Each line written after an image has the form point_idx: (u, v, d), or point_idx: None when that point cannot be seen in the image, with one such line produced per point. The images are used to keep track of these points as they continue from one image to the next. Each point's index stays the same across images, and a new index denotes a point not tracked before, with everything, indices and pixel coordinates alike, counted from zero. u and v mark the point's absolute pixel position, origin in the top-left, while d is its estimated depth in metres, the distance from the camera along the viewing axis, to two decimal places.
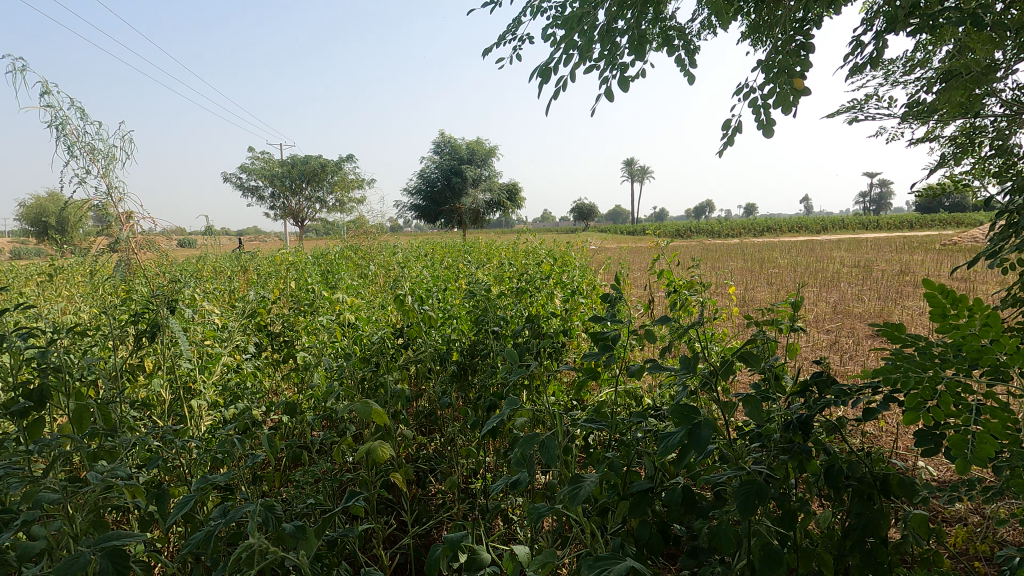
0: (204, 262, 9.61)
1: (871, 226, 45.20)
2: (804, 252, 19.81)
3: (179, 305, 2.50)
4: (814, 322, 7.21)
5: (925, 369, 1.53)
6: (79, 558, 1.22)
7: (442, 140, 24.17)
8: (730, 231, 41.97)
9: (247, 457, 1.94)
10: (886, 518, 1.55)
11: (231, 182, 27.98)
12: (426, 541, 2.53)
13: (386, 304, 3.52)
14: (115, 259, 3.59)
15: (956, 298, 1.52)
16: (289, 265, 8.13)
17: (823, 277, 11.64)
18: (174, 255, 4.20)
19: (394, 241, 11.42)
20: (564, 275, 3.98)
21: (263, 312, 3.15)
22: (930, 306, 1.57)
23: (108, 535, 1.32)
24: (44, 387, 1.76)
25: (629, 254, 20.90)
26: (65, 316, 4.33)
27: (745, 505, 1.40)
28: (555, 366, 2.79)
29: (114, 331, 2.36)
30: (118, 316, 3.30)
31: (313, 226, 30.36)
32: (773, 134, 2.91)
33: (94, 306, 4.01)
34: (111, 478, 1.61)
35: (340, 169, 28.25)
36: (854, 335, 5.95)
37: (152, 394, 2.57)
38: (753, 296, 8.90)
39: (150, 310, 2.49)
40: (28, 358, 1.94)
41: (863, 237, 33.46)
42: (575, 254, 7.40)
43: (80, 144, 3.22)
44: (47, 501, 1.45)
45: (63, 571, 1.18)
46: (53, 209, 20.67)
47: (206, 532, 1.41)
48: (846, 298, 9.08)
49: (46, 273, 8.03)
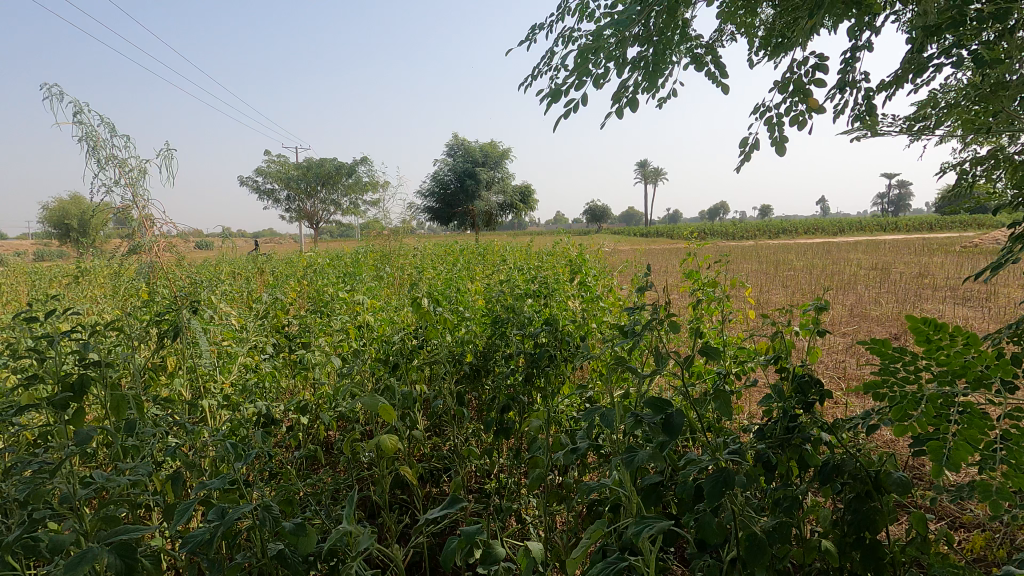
0: (223, 264, 9.72)
1: (888, 227, 44.41)
2: (819, 254, 19.54)
3: (201, 307, 2.55)
4: (832, 325, 7.10)
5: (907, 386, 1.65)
6: (88, 553, 1.25)
7: (456, 143, 24.30)
8: (744, 233, 41.58)
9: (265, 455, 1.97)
10: (885, 517, 1.55)
11: (248, 186, 28.33)
12: (442, 538, 2.55)
13: (402, 304, 3.54)
14: (137, 262, 3.65)
15: (938, 324, 1.54)
16: (307, 268, 8.22)
17: (840, 279, 11.48)
18: (193, 256, 4.25)
19: (408, 242, 11.46)
20: (584, 274, 3.94)
21: (281, 314, 3.19)
22: (914, 333, 1.59)
23: (119, 528, 1.36)
24: (83, 377, 1.80)
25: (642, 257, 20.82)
26: (91, 317, 4.41)
27: (712, 491, 1.45)
28: (569, 368, 2.78)
29: (135, 329, 2.40)
30: (142, 316, 3.38)
31: (327, 228, 30.64)
32: (786, 154, 2.87)
33: (116, 308, 4.08)
34: (133, 476, 1.63)
35: (355, 173, 28.50)
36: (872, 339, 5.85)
37: (173, 393, 2.62)
38: (771, 300, 8.79)
39: (173, 311, 2.54)
40: (56, 357, 2.00)
41: (882, 239, 32.95)
42: (590, 256, 7.38)
43: (101, 151, 3.23)
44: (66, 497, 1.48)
45: (72, 566, 1.21)
46: (74, 213, 21.18)
47: (206, 533, 1.41)
48: (864, 301, 8.94)
49: (70, 276, 8.17)
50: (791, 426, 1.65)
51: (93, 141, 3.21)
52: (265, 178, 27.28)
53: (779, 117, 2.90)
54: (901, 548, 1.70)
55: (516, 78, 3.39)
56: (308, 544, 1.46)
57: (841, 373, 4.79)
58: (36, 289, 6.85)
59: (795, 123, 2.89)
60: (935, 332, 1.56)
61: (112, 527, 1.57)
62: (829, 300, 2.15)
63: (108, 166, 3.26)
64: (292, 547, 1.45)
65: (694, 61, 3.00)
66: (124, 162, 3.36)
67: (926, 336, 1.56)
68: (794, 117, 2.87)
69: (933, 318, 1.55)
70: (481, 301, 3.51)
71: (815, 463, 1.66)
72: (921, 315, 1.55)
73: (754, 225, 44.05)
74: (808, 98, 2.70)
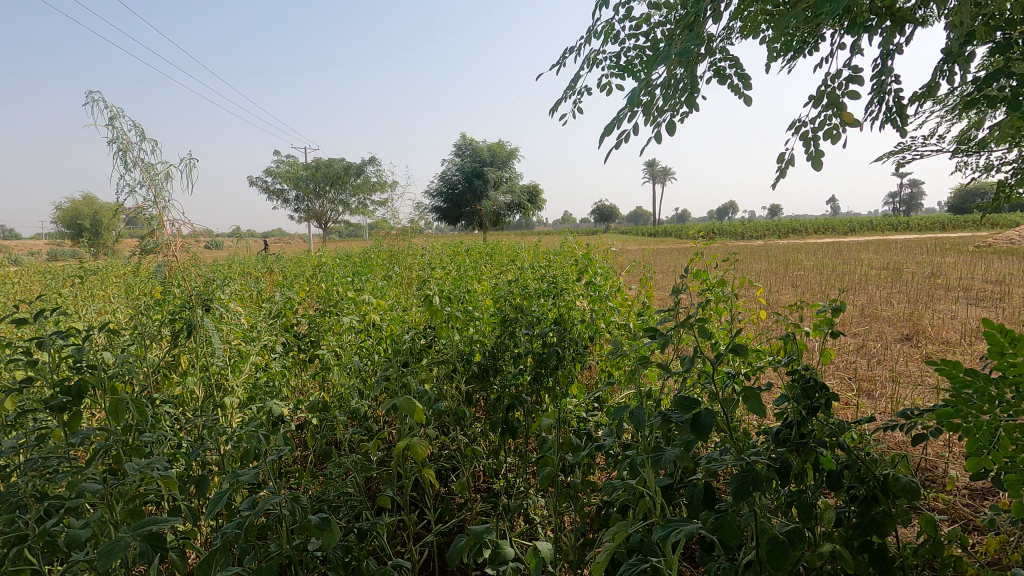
0: (233, 263, 9.80)
1: (900, 227, 43.96)
2: (829, 254, 19.39)
3: (212, 305, 2.56)
4: (842, 325, 7.04)
5: (982, 414, 1.51)
6: (117, 544, 1.25)
7: (464, 143, 24.34)
8: (753, 233, 41.32)
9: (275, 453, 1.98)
10: (895, 520, 1.54)
11: (258, 186, 28.52)
12: (450, 539, 2.55)
13: (411, 304, 3.55)
14: (150, 261, 3.68)
15: (1012, 336, 1.38)
16: (316, 267, 8.27)
17: (850, 279, 11.38)
18: (204, 255, 4.29)
19: (416, 242, 11.49)
20: (593, 274, 3.93)
21: (291, 313, 3.20)
22: (987, 343, 1.44)
23: (144, 520, 1.34)
24: (81, 382, 1.82)
25: (650, 257, 20.78)
26: (104, 316, 4.45)
27: (740, 491, 1.48)
28: (578, 369, 2.77)
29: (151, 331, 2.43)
30: (154, 315, 3.41)
31: (336, 228, 30.80)
32: (825, 168, 2.87)
33: (129, 306, 4.12)
34: (150, 470, 1.63)
35: (363, 173, 28.63)
36: (883, 339, 5.79)
37: (184, 391, 2.64)
38: (780, 299, 8.73)
39: (185, 310, 2.55)
40: (68, 355, 2.02)
41: (893, 239, 32.64)
42: (598, 256, 7.36)
43: (127, 153, 3.27)
44: (90, 491, 1.49)
45: (101, 558, 1.21)
46: (87, 213, 21.44)
47: (237, 522, 1.42)
48: (875, 301, 8.86)
49: (82, 276, 8.24)
50: (800, 428, 1.65)
51: (121, 144, 3.26)
52: (274, 178, 27.47)
53: (814, 132, 2.90)
54: (913, 551, 1.68)
55: (545, 107, 3.38)
56: (333, 539, 1.47)
57: (852, 373, 4.75)
58: (51, 288, 6.95)
59: (831, 137, 2.90)
60: (1009, 345, 1.40)
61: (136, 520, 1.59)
62: (842, 300, 2.13)
63: (134, 169, 3.30)
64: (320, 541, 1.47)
65: (717, 75, 3.02)
66: (150, 165, 3.41)
67: (998, 349, 1.41)
68: (828, 131, 2.87)
69: (1009, 329, 1.39)
70: (490, 301, 3.51)
71: (825, 466, 1.65)
72: (995, 324, 1.39)
73: (763, 224, 43.78)
74: (843, 111, 2.69)
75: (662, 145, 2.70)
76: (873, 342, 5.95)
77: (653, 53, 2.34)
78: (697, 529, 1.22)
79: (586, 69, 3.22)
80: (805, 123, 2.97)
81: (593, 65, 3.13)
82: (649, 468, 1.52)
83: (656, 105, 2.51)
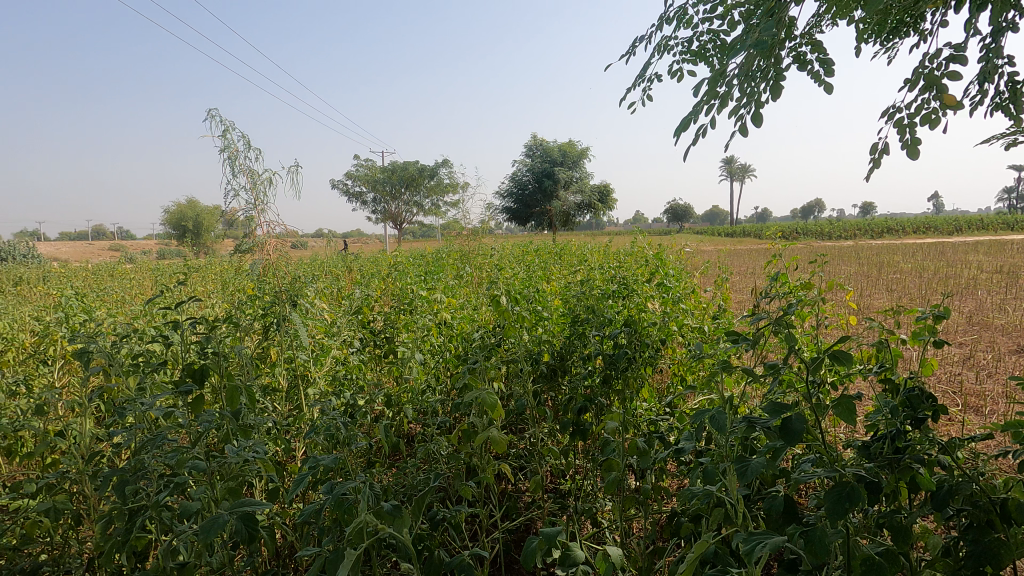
0: (317, 262, 10.39)
1: (1017, 226, 39.51)
2: (930, 256, 17.83)
3: (298, 301, 2.73)
4: (945, 333, 6.44)
5: None
6: (217, 520, 1.35)
7: (534, 143, 24.42)
8: (842, 233, 38.62)
9: (353, 444, 2.07)
10: (1007, 551, 1.39)
11: (340, 189, 29.98)
12: (516, 537, 2.57)
13: (482, 302, 3.60)
14: (243, 259, 3.96)
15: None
16: (392, 267, 8.59)
17: (955, 284, 10.39)
18: (291, 254, 4.56)
19: (487, 242, 11.68)
20: (665, 275, 3.82)
21: (368, 310, 3.34)
22: None
23: (242, 499, 1.46)
24: (205, 369, 1.94)
25: (727, 258, 19.94)
26: (202, 310, 4.84)
27: (836, 507, 1.36)
28: (649, 372, 2.71)
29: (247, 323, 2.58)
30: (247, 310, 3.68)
31: (411, 229, 31.86)
32: (925, 157, 2.66)
33: (226, 301, 4.46)
34: (247, 455, 1.74)
35: (437, 175, 29.42)
36: (993, 350, 5.23)
37: (272, 381, 2.82)
38: (873, 304, 8.11)
39: (274, 305, 2.73)
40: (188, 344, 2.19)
41: (1009, 239, 29.41)
42: (671, 256, 7.15)
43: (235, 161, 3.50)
44: (196, 469, 1.60)
45: (204, 532, 1.32)
46: (191, 216, 23.48)
47: (319, 505, 1.50)
48: (985, 308, 8.04)
49: (184, 274, 8.98)
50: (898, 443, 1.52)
51: (228, 151, 3.50)
52: (354, 181, 28.84)
53: (910, 117, 2.70)
54: None
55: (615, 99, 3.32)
56: (404, 527, 1.52)
57: (956, 387, 4.33)
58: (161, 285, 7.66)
59: (930, 123, 2.68)
60: None
61: (232, 499, 1.69)
62: (947, 306, 1.94)
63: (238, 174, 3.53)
64: (390, 527, 1.53)
65: (799, 60, 2.87)
66: (252, 172, 3.63)
67: None
68: (928, 116, 2.66)
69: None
70: (559, 301, 3.49)
71: (925, 487, 1.51)
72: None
73: (853, 224, 40.80)
74: (944, 94, 2.48)
75: (741, 136, 2.59)
76: (982, 354, 5.39)
77: (732, 41, 2.25)
78: (779, 546, 1.15)
79: (657, 57, 3.15)
80: (901, 110, 2.76)
81: (664, 51, 3.04)
82: (731, 478, 1.44)
83: (735, 96, 2.41)
